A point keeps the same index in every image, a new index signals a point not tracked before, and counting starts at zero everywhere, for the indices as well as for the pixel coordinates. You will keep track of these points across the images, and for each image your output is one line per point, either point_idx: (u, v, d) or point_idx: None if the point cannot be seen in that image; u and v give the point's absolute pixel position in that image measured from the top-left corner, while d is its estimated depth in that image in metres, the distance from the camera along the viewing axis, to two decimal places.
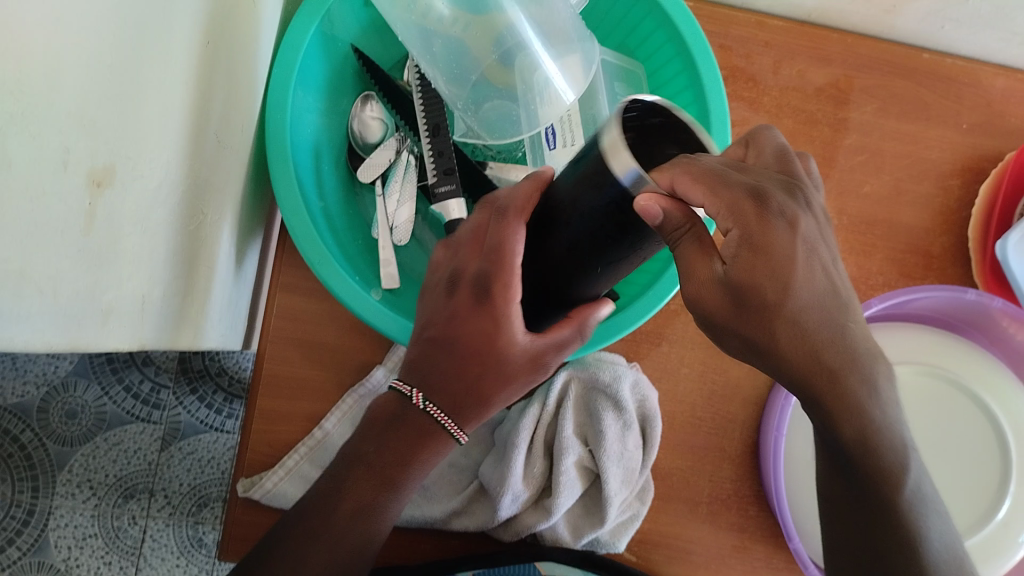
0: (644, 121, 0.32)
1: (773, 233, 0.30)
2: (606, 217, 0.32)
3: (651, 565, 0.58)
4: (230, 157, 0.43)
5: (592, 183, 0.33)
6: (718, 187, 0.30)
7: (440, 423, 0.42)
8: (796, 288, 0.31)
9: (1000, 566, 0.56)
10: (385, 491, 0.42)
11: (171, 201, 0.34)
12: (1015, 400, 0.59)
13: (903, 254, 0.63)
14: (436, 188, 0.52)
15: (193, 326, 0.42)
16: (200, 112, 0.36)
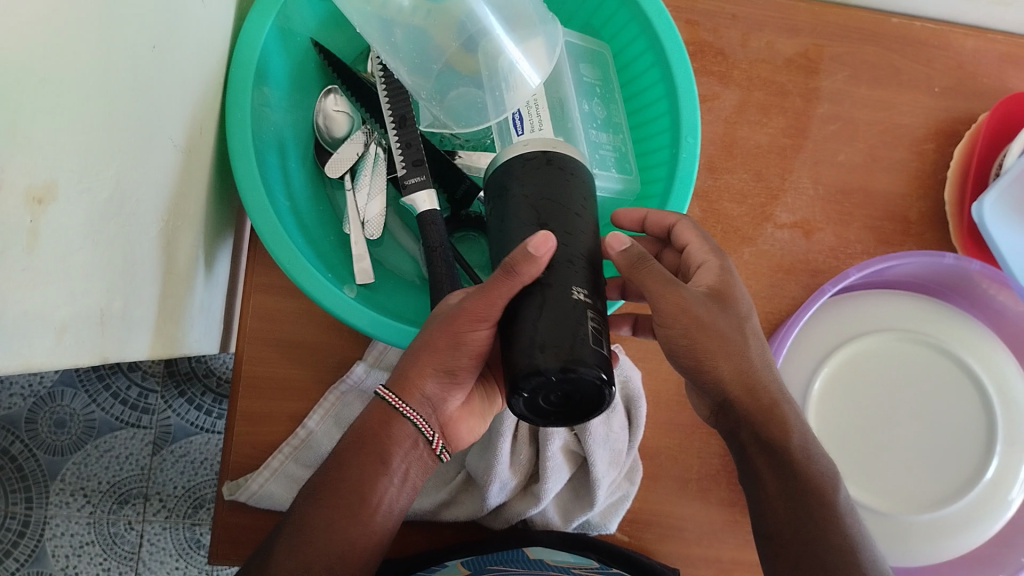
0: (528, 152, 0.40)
1: (741, 291, 0.45)
2: (534, 182, 0.38)
3: (643, 544, 0.58)
4: (188, 162, 0.42)
5: (515, 175, 0.38)
6: (717, 252, 0.46)
7: (398, 408, 0.42)
8: (751, 319, 0.45)
9: (992, 527, 0.56)
10: (360, 479, 0.41)
11: (125, 208, 0.33)
12: (997, 359, 0.58)
13: (880, 221, 0.63)
14: (405, 179, 0.51)
15: (164, 335, 0.41)
16: (151, 114, 0.35)
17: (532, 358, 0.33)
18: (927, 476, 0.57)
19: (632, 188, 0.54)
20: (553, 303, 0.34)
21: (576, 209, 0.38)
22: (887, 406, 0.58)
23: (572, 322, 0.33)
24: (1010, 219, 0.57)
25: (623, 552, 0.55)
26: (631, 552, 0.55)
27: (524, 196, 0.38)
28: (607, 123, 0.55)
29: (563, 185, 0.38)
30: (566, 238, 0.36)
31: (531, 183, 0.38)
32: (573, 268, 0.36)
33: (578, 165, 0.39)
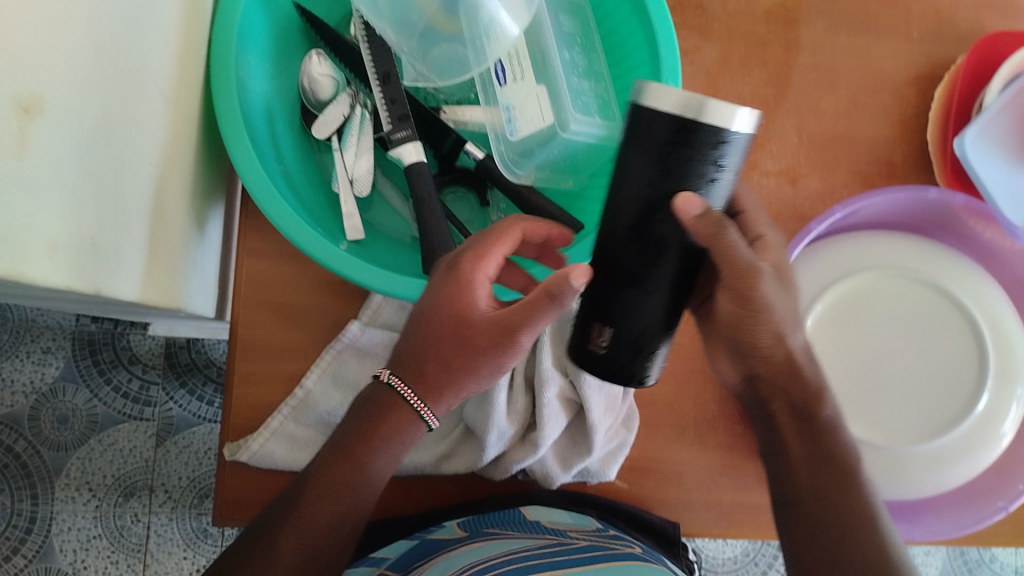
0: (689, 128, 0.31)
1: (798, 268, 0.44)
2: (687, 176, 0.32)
3: (642, 490, 0.59)
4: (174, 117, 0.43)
5: (666, 163, 0.32)
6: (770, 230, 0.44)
7: (411, 403, 0.43)
8: None
9: (985, 457, 0.57)
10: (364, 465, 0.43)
11: (111, 140, 0.34)
12: (985, 291, 0.59)
13: (868, 164, 0.63)
14: (391, 135, 0.52)
15: (154, 281, 0.41)
16: (133, 52, 0.35)
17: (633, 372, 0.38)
18: (921, 410, 0.58)
19: (614, 134, 0.53)
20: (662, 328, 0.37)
21: (718, 167, 0.33)
22: (878, 344, 0.58)
23: (667, 331, 0.38)
24: (992, 152, 0.57)
25: (618, 506, 0.58)
26: (630, 508, 0.58)
27: (678, 169, 0.32)
28: (589, 71, 0.55)
29: (715, 161, 0.32)
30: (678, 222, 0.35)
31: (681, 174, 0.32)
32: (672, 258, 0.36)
33: (728, 124, 0.31)
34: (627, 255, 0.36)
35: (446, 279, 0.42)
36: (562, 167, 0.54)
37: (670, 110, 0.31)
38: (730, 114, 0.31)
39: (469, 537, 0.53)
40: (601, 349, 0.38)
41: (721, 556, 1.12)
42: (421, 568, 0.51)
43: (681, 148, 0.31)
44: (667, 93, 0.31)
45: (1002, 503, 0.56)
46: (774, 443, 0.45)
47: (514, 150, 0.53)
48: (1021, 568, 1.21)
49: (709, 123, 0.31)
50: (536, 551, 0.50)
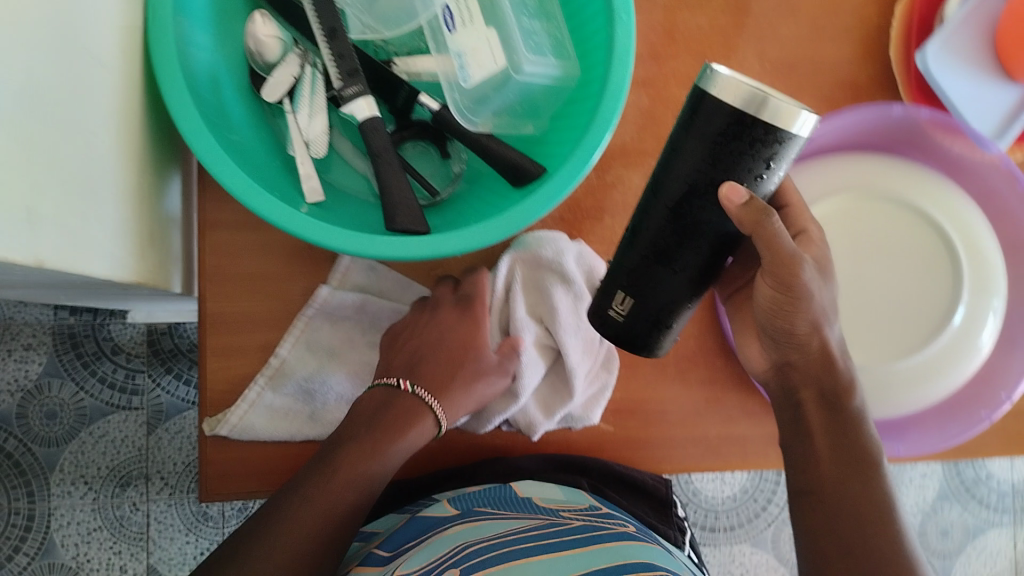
0: (743, 126, 0.37)
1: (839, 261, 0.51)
2: (728, 170, 0.39)
3: (628, 432, 0.60)
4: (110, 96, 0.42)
5: (712, 154, 0.39)
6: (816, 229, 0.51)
7: (426, 401, 0.55)
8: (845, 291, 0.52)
9: (961, 371, 0.57)
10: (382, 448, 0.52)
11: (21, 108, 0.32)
12: (957, 203, 0.58)
13: (833, 88, 0.62)
14: (342, 92, 0.50)
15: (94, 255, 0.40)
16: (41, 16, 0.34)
17: (651, 342, 0.46)
18: (896, 327, 0.58)
19: (572, 73, 0.52)
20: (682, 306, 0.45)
21: (770, 163, 0.39)
22: (857, 265, 0.58)
23: (684, 308, 0.45)
24: (954, 63, 0.56)
25: (609, 467, 0.61)
26: (622, 471, 0.61)
27: (737, 160, 0.38)
28: (539, 11, 0.53)
29: (767, 159, 0.38)
30: (718, 217, 0.41)
31: (725, 167, 0.39)
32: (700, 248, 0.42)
33: (787, 124, 0.36)
34: (664, 234, 0.42)
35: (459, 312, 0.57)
36: (520, 111, 0.53)
37: (733, 102, 0.36)
38: (791, 118, 0.36)
39: (462, 516, 0.55)
40: (623, 314, 0.46)
41: (718, 495, 1.14)
42: (410, 548, 0.52)
43: (738, 142, 0.37)
44: (732, 85, 0.36)
45: (984, 414, 0.57)
46: (797, 425, 0.53)
47: (469, 98, 0.52)
48: (1017, 482, 1.23)
49: (769, 120, 0.36)
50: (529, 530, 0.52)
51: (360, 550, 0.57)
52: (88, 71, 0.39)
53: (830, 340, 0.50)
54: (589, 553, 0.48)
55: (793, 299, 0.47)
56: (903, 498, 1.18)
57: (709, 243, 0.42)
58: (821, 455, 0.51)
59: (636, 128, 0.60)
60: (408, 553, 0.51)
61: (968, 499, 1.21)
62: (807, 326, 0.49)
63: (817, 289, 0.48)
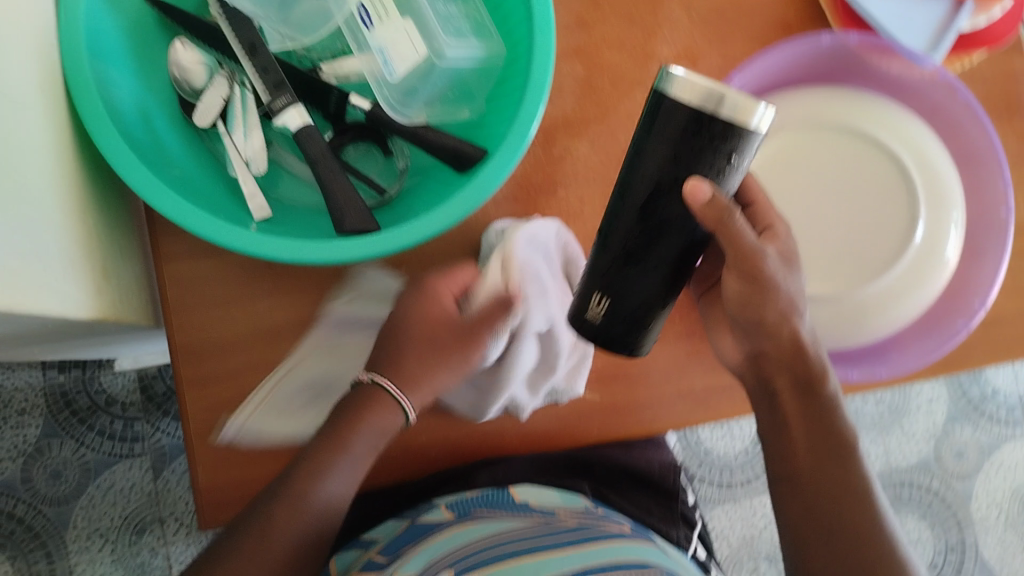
0: (708, 121, 0.36)
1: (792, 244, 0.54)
2: (691, 167, 0.39)
3: (612, 399, 0.60)
4: (41, 151, 0.43)
5: (677, 151, 0.38)
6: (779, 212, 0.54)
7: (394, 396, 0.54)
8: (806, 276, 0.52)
9: (930, 287, 0.58)
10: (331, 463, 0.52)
11: None
12: (903, 123, 0.58)
13: (764, 26, 0.61)
14: (272, 104, 0.50)
15: (41, 298, 0.40)
16: None
17: (629, 345, 0.46)
18: (860, 253, 0.58)
19: (497, 51, 0.52)
20: (657, 305, 0.45)
21: (730, 157, 0.38)
22: (813, 199, 0.58)
23: (659, 310, 0.46)
24: None
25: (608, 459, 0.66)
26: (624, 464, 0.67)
27: (698, 154, 0.38)
28: None
29: (729, 153, 0.38)
30: (686, 220, 0.41)
31: (689, 163, 0.38)
32: (669, 247, 0.43)
33: (745, 120, 0.36)
34: (632, 235, 0.42)
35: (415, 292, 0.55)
36: (453, 97, 0.54)
37: (690, 100, 0.36)
38: (751, 112, 0.36)
39: (458, 518, 0.58)
40: (598, 315, 0.45)
41: (731, 450, 1.14)
42: (408, 552, 0.55)
43: (699, 137, 0.37)
44: (688, 82, 0.36)
45: (960, 325, 0.57)
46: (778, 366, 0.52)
47: (398, 91, 0.52)
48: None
49: (726, 116, 0.36)
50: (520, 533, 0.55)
51: (359, 557, 0.59)
52: (6, 121, 0.39)
53: (801, 331, 0.51)
54: (579, 554, 0.52)
55: (760, 290, 0.48)
56: (911, 425, 1.18)
57: (678, 242, 0.43)
58: (794, 442, 0.53)
59: (575, 96, 0.60)
60: (405, 559, 0.54)
61: (978, 418, 1.21)
62: (777, 317, 0.50)
63: (781, 277, 0.48)
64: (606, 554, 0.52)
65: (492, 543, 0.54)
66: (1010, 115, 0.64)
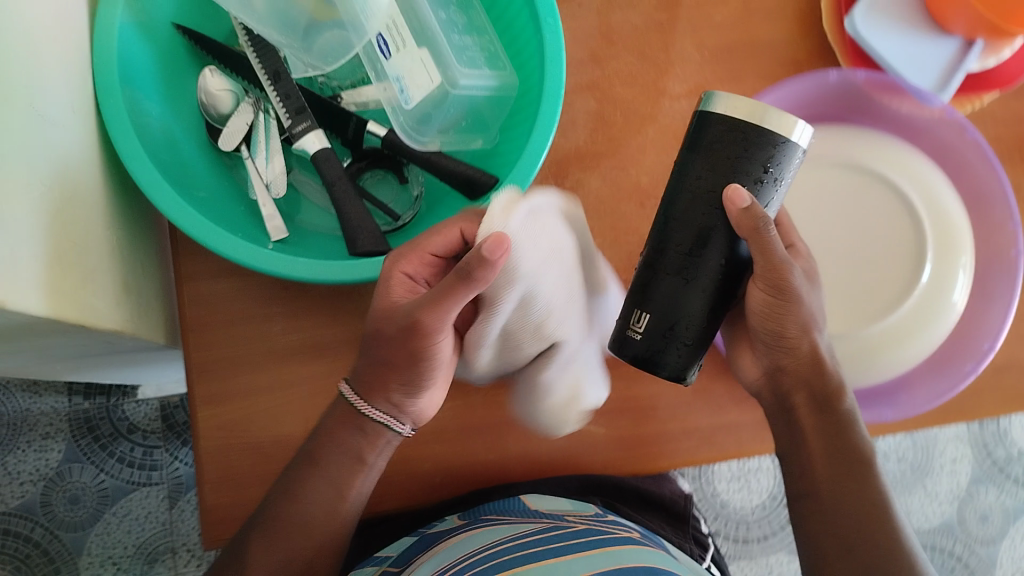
0: (746, 131, 0.39)
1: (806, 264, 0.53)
2: (726, 178, 0.40)
3: (618, 431, 0.60)
4: (71, 166, 0.45)
5: (716, 164, 0.40)
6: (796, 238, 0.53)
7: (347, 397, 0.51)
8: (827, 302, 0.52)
9: (938, 325, 0.58)
10: (324, 471, 0.52)
11: None
12: (910, 164, 0.59)
13: (775, 69, 0.63)
14: (292, 129, 0.52)
15: (61, 300, 0.41)
16: None
17: (674, 369, 0.45)
18: (870, 288, 0.58)
19: (510, 82, 0.54)
20: (703, 328, 0.44)
21: (768, 169, 0.40)
22: (824, 235, 0.58)
23: (701, 334, 0.45)
24: (885, 25, 0.57)
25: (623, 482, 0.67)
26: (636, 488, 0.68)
27: (735, 165, 0.40)
28: (469, 27, 0.55)
29: (764, 163, 0.40)
30: (726, 233, 0.42)
31: (727, 174, 0.40)
32: (708, 262, 0.43)
33: (784, 131, 0.38)
34: (678, 250, 0.43)
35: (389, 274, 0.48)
36: (468, 127, 0.55)
37: (731, 112, 0.39)
38: (787, 121, 0.38)
39: (469, 523, 0.59)
40: (639, 334, 0.45)
41: (747, 504, 1.12)
42: (420, 557, 0.57)
43: (734, 147, 0.39)
44: (728, 97, 0.39)
45: (968, 367, 0.56)
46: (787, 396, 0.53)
47: (413, 118, 0.53)
48: None
49: (767, 127, 0.38)
50: (528, 534, 0.55)
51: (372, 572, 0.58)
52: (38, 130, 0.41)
53: (819, 344, 0.51)
54: (585, 560, 0.52)
55: (782, 314, 0.48)
56: (934, 485, 1.16)
57: (721, 254, 0.43)
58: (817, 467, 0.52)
59: (588, 132, 0.61)
60: (418, 562, 0.56)
61: (1003, 481, 1.18)
62: (797, 329, 0.50)
63: (805, 293, 0.49)
64: (614, 559, 0.52)
65: (496, 546, 0.54)
66: None
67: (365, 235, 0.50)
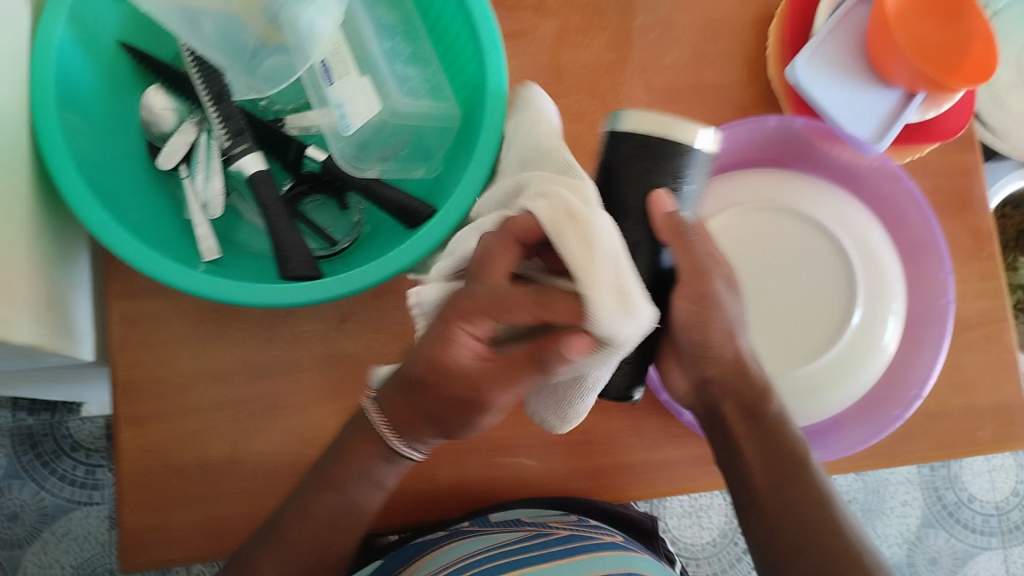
0: (654, 140, 0.41)
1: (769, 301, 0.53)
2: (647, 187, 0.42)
3: (551, 464, 0.60)
4: None
5: (634, 177, 0.42)
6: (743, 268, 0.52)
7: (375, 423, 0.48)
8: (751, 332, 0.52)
9: (868, 367, 0.59)
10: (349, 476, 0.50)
11: None
12: (844, 210, 0.61)
13: (723, 112, 0.63)
14: (230, 150, 0.52)
15: None
16: None
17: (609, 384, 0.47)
18: (802, 330, 0.60)
19: (452, 113, 0.55)
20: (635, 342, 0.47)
21: (684, 178, 0.42)
22: (755, 280, 0.60)
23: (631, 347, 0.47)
24: (826, 73, 0.58)
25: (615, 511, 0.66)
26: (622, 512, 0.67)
27: (652, 173, 0.42)
28: (413, 58, 0.56)
29: (678, 172, 0.42)
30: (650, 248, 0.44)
31: (646, 182, 0.42)
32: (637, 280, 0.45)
33: (690, 141, 0.41)
34: None
35: (441, 322, 0.40)
36: (409, 154, 0.56)
37: (638, 126, 0.41)
38: (690, 131, 0.41)
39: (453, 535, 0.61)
40: None
41: (698, 542, 1.12)
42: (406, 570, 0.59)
43: (647, 159, 0.41)
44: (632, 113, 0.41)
45: (895, 413, 0.57)
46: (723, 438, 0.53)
47: (352, 145, 0.54)
48: (999, 503, 1.19)
49: (677, 139, 0.41)
50: (508, 549, 0.57)
51: None
52: None
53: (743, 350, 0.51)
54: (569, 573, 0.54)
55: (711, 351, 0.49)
56: (882, 527, 1.15)
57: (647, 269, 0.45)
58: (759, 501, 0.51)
59: None
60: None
61: (953, 525, 1.18)
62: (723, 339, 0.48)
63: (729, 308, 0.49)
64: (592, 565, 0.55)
65: (481, 562, 0.55)
66: (961, 211, 0.65)
67: (296, 259, 0.51)
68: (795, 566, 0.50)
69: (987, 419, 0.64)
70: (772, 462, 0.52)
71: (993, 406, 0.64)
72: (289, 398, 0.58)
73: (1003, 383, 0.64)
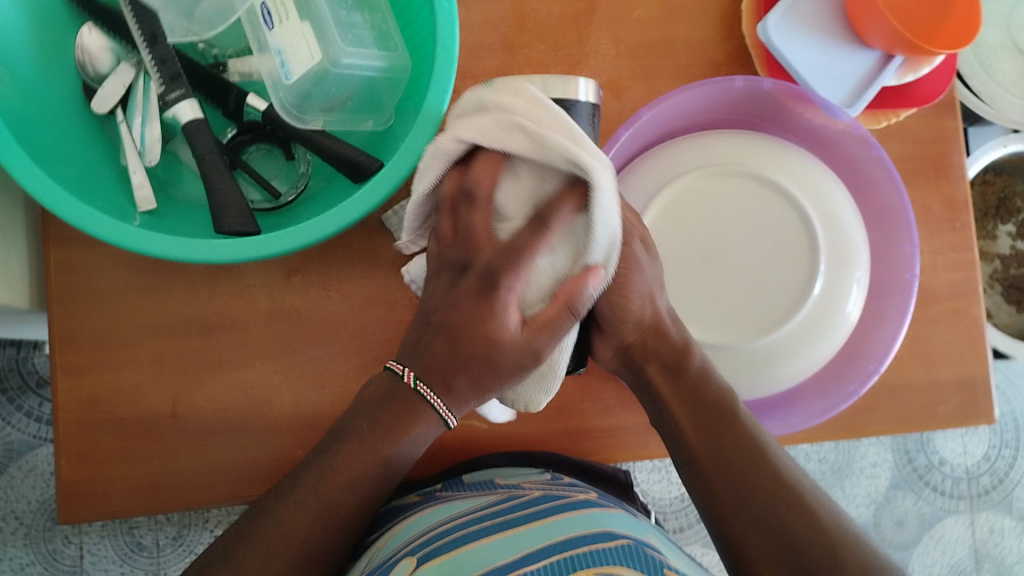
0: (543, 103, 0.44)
1: None
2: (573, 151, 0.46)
3: (501, 428, 0.59)
4: None
5: None
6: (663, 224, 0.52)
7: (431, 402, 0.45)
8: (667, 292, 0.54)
9: (827, 338, 0.57)
10: (381, 448, 0.46)
11: None
12: (807, 175, 0.58)
13: (692, 70, 0.60)
14: (165, 95, 0.50)
15: None
16: None
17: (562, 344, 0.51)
18: (762, 298, 0.58)
19: (402, 64, 0.52)
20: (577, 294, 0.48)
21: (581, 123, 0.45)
22: (713, 249, 0.59)
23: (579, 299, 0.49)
24: (798, 32, 0.55)
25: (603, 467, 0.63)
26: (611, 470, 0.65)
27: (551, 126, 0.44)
28: (360, 2, 0.52)
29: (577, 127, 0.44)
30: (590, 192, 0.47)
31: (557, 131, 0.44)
32: None
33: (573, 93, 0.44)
34: None
35: (480, 297, 0.42)
36: (358, 106, 0.53)
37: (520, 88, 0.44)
38: (567, 84, 0.44)
39: (424, 501, 0.58)
40: None
41: (667, 496, 1.11)
42: (377, 539, 0.56)
43: None
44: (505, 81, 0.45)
45: (852, 388, 0.57)
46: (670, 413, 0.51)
47: (293, 94, 0.50)
48: (970, 467, 1.13)
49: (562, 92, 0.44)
50: (485, 510, 0.53)
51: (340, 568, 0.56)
52: None
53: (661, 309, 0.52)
54: (545, 527, 0.49)
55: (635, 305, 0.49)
56: (853, 488, 1.11)
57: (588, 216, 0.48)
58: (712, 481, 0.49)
59: None
60: (377, 545, 0.54)
61: (922, 487, 1.12)
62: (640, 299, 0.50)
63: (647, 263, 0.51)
64: (569, 527, 0.48)
65: (452, 525, 0.51)
66: (936, 178, 0.62)
67: (238, 217, 0.48)
68: (738, 517, 0.47)
69: (950, 392, 0.62)
70: (705, 429, 0.50)
71: (956, 380, 0.62)
72: (234, 354, 0.57)
73: (968, 356, 0.62)
